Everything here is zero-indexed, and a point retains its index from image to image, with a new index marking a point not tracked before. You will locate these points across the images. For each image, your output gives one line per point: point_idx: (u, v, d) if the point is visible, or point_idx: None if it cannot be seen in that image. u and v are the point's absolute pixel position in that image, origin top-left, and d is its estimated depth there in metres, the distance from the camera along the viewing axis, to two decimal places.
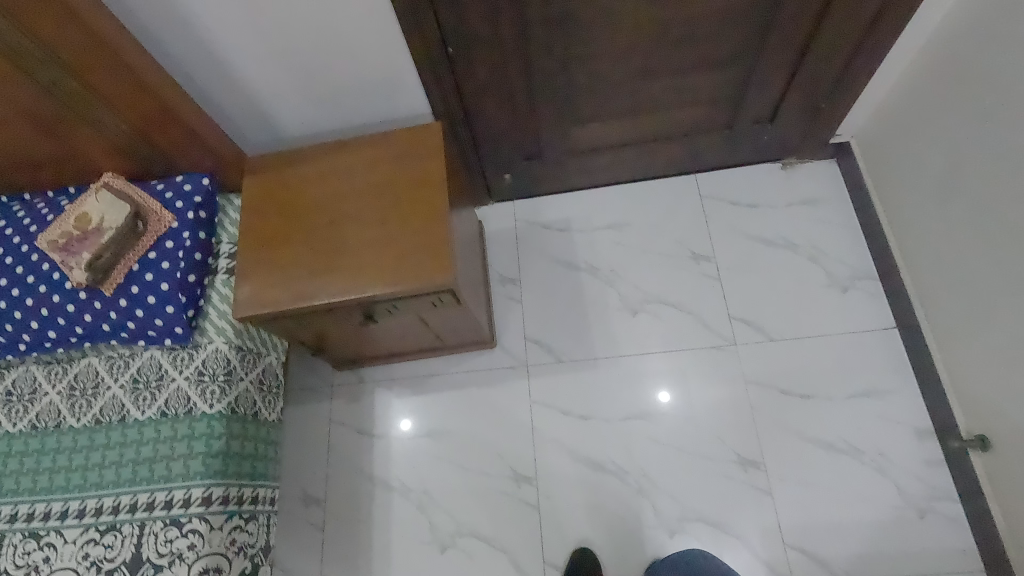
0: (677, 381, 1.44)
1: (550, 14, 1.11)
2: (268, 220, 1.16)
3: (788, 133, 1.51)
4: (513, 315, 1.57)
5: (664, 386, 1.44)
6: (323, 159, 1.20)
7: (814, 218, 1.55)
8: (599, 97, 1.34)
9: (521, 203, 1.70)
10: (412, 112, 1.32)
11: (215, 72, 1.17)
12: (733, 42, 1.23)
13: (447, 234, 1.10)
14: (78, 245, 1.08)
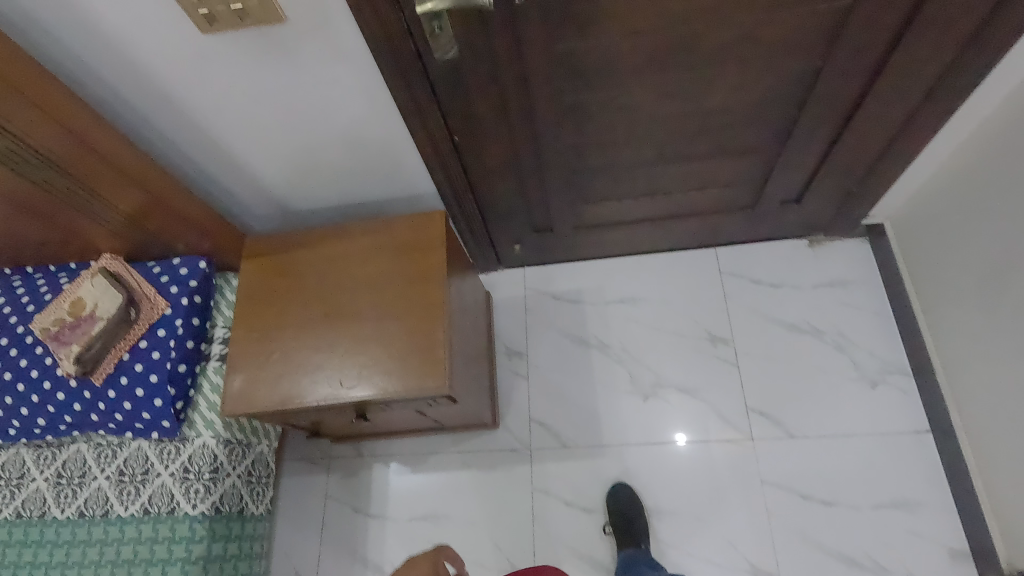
0: (697, 425, 1.40)
1: (564, 109, 1.05)
2: (263, 310, 1.13)
3: (816, 213, 1.43)
4: (518, 391, 1.51)
5: (681, 428, 1.40)
6: (322, 246, 1.16)
7: (841, 304, 1.45)
8: (613, 179, 1.27)
9: (532, 270, 1.64)
10: (418, 192, 1.27)
11: (215, 160, 1.13)
12: (759, 134, 1.15)
13: (444, 336, 1.05)
14: (69, 335, 1.06)
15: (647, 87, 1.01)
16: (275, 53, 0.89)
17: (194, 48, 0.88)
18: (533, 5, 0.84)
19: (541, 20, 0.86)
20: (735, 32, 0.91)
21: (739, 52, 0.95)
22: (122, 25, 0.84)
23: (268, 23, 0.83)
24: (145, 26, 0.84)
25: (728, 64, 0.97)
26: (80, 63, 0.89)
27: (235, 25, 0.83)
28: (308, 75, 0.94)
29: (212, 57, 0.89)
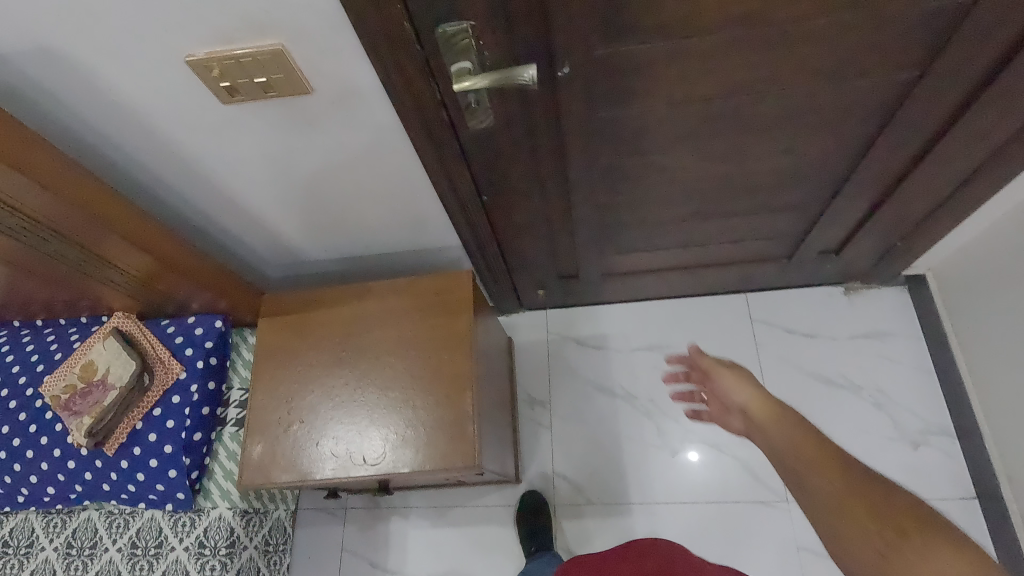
0: (710, 444, 1.39)
1: (600, 171, 1.00)
2: (281, 376, 1.08)
3: (854, 263, 1.37)
4: (541, 442, 1.46)
5: (694, 445, 1.39)
6: (342, 308, 1.11)
7: (879, 356, 1.40)
8: (646, 233, 1.22)
9: (554, 313, 1.58)
10: (442, 244, 1.22)
11: (233, 217, 1.08)
12: (803, 193, 1.09)
13: (472, 408, 0.99)
14: (81, 404, 1.01)
15: (690, 150, 0.95)
16: (299, 121, 0.84)
17: (214, 118, 0.82)
18: (577, 78, 0.78)
19: (584, 91, 0.80)
20: (790, 100, 0.85)
21: (793, 118, 0.88)
22: (137, 98, 0.79)
23: (293, 95, 0.78)
24: (163, 99, 0.79)
25: (779, 130, 0.91)
26: (93, 131, 0.84)
27: (258, 97, 0.78)
28: (334, 141, 0.89)
29: (233, 125, 0.84)
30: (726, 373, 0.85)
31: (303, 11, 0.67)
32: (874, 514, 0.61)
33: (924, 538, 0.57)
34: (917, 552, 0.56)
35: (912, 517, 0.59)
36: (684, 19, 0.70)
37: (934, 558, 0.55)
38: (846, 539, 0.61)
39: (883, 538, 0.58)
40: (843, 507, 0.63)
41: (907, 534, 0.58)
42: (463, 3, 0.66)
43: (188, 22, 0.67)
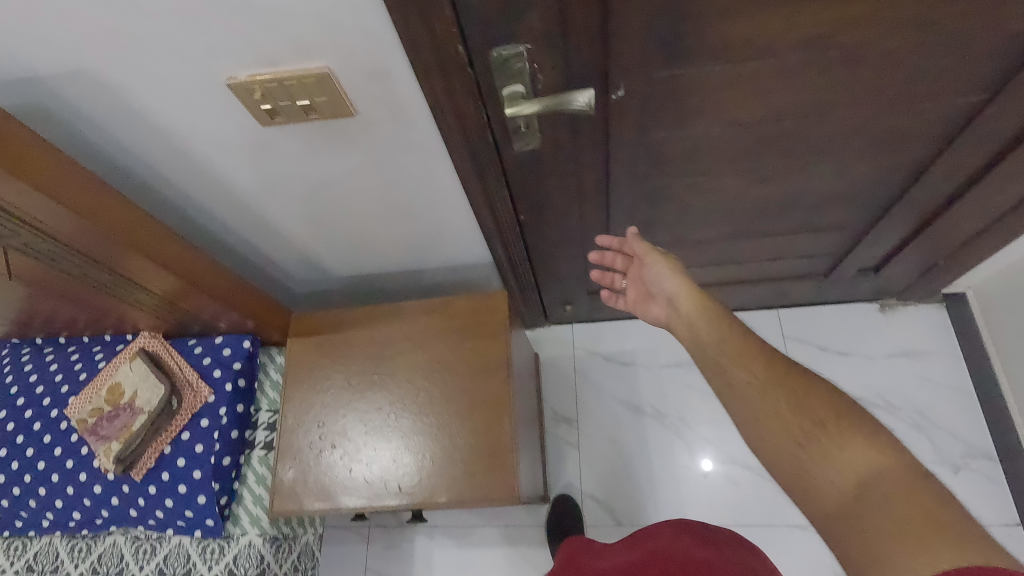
0: (722, 450, 1.38)
1: (643, 190, 0.97)
2: (313, 400, 1.05)
3: (893, 281, 1.33)
4: (568, 461, 1.43)
5: (706, 451, 1.39)
6: (374, 330, 1.08)
7: (917, 375, 1.36)
8: (683, 251, 1.19)
9: (580, 327, 1.56)
10: (473, 261, 1.19)
11: (263, 234, 1.06)
12: (849, 213, 1.06)
13: (509, 435, 0.97)
14: (108, 428, 0.99)
15: (738, 172, 0.92)
16: (339, 142, 0.81)
17: (251, 138, 0.80)
18: (631, 101, 0.75)
19: (636, 114, 0.77)
20: (849, 123, 0.81)
21: (849, 141, 0.85)
22: (174, 119, 0.76)
23: (336, 117, 0.75)
24: (201, 120, 0.76)
25: (833, 152, 0.87)
26: (126, 151, 0.81)
27: (299, 119, 0.75)
28: (372, 161, 0.86)
29: (270, 145, 0.81)
30: (660, 265, 0.84)
31: (353, 34, 0.63)
32: (796, 412, 0.66)
33: (844, 433, 0.62)
34: (836, 443, 0.62)
35: (828, 409, 0.65)
36: (751, 43, 0.67)
37: (850, 448, 0.61)
38: (771, 431, 0.66)
39: (806, 432, 0.64)
40: (770, 405, 0.67)
41: (828, 428, 0.64)
42: (521, 27, 0.63)
43: (232, 45, 0.65)
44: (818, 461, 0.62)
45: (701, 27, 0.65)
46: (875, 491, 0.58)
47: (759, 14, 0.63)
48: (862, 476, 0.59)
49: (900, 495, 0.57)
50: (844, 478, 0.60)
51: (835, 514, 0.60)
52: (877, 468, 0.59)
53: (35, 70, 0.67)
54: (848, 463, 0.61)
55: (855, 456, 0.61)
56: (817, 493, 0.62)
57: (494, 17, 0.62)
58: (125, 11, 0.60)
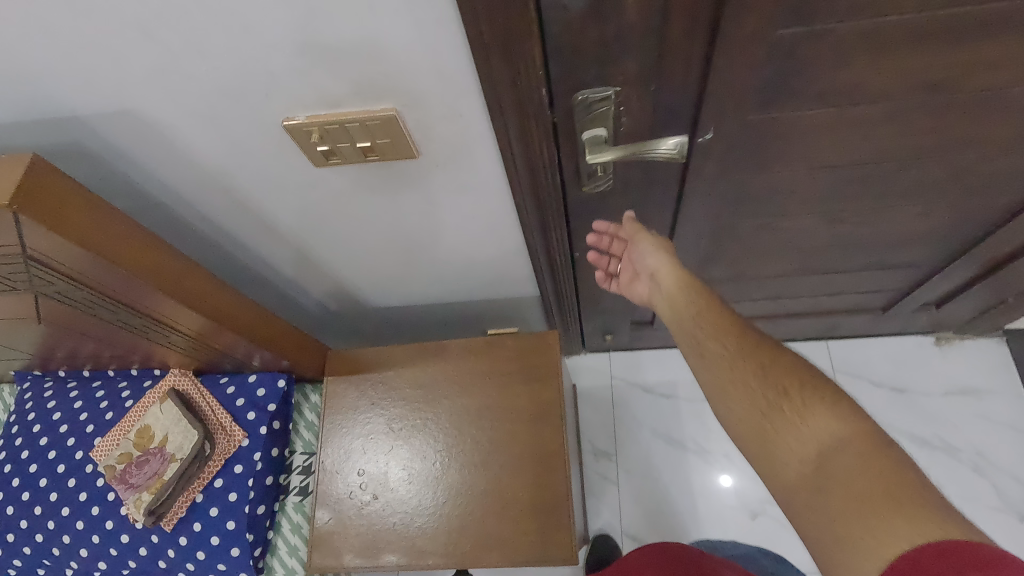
0: (740, 468, 1.34)
1: (709, 230, 0.91)
2: (353, 444, 0.99)
3: (953, 316, 1.27)
4: (608, 499, 1.37)
5: (724, 469, 1.35)
6: (417, 370, 1.02)
7: (976, 415, 1.30)
8: (739, 287, 1.13)
9: (617, 357, 1.50)
10: (518, 294, 1.14)
11: (300, 268, 1.00)
12: (924, 253, 0.99)
13: (565, 488, 0.91)
14: (138, 476, 0.94)
15: (817, 212, 0.85)
16: (395, 181, 0.75)
17: (301, 177, 0.74)
18: (718, 142, 0.69)
19: (720, 156, 0.71)
20: (947, 167, 0.75)
21: (942, 184, 0.79)
22: (221, 157, 0.70)
23: (396, 158, 0.69)
24: (250, 159, 0.70)
25: (925, 193, 0.81)
26: (165, 188, 0.76)
27: (356, 160, 0.69)
28: (427, 199, 0.81)
29: (320, 184, 0.76)
30: (642, 239, 0.75)
31: (426, 74, 0.58)
32: (762, 383, 0.58)
33: (806, 400, 0.55)
34: (797, 412, 0.55)
35: (792, 375, 0.57)
36: (863, 86, 0.60)
37: (812, 417, 0.54)
38: (733, 398, 0.59)
39: (768, 401, 0.56)
40: (731, 371, 0.60)
41: (790, 393, 0.56)
42: (613, 68, 0.57)
43: (290, 84, 0.59)
44: (779, 431, 0.55)
45: (812, 69, 0.58)
46: (837, 465, 0.51)
47: (880, 57, 0.57)
48: (823, 449, 0.52)
49: (862, 471, 0.50)
50: (805, 451, 0.53)
51: (796, 493, 0.53)
52: (840, 438, 0.52)
53: (74, 108, 0.61)
54: (808, 435, 0.54)
55: (816, 427, 0.53)
56: (779, 468, 0.55)
57: (585, 58, 0.56)
58: (177, 52, 0.54)
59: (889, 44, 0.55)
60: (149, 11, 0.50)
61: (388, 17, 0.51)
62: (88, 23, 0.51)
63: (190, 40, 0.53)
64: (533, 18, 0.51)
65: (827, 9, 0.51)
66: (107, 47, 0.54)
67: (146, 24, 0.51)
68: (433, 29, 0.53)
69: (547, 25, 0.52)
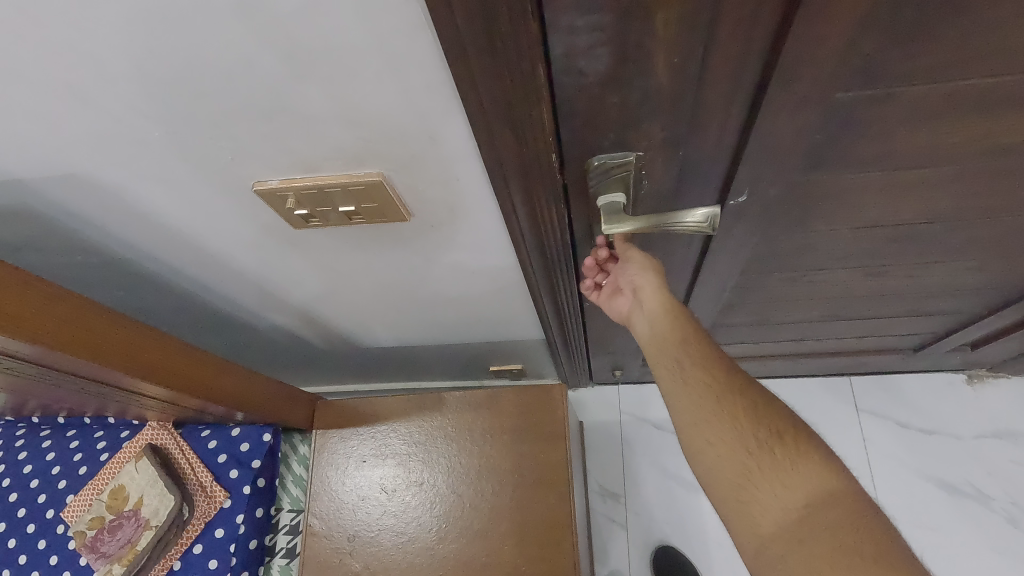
0: None
1: (733, 281, 0.82)
2: (344, 505, 0.92)
3: (988, 357, 1.18)
4: (616, 544, 1.29)
5: None
6: (415, 424, 0.94)
7: (1010, 461, 1.22)
8: (761, 331, 1.04)
9: (626, 390, 1.42)
10: (522, 336, 1.06)
11: (286, 314, 0.92)
12: (966, 304, 0.91)
13: (573, 562, 0.84)
14: (110, 544, 0.88)
15: (854, 266, 0.77)
16: (384, 237, 0.67)
17: (279, 234, 0.66)
18: (752, 205, 0.60)
19: (751, 217, 0.63)
20: (1007, 227, 0.66)
21: (999, 242, 0.70)
22: (188, 215, 0.62)
23: (384, 220, 0.62)
24: (220, 216, 0.63)
25: (978, 250, 0.72)
26: (127, 244, 0.68)
27: (340, 222, 0.61)
28: (420, 254, 0.72)
29: (301, 241, 0.68)
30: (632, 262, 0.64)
31: (417, 138, 0.50)
32: (749, 420, 0.52)
33: (800, 447, 0.50)
34: (787, 457, 0.50)
35: (785, 419, 0.52)
36: (921, 152, 0.52)
37: (803, 466, 0.49)
38: (717, 433, 0.52)
39: (756, 441, 0.51)
40: (720, 405, 0.53)
41: (782, 438, 0.51)
42: (634, 134, 0.48)
43: (260, 147, 0.51)
44: (765, 475, 0.50)
45: (866, 135, 0.50)
46: (826, 518, 0.47)
47: (952, 121, 0.48)
48: (813, 498, 0.48)
49: (853, 528, 0.46)
50: (791, 500, 0.48)
51: (773, 540, 0.48)
52: (831, 491, 0.48)
53: (11, 169, 0.53)
54: (797, 482, 0.49)
55: (807, 477, 0.49)
56: (757, 512, 0.49)
57: (602, 125, 0.47)
58: (126, 117, 0.47)
59: (964, 109, 0.46)
60: (87, 75, 0.43)
61: (368, 81, 0.43)
62: (17, 88, 0.44)
63: (139, 105, 0.46)
64: (543, 84, 0.42)
65: (894, 74, 0.43)
66: (41, 111, 0.46)
67: (83, 89, 0.44)
68: (423, 95, 0.45)
69: (558, 90, 0.44)
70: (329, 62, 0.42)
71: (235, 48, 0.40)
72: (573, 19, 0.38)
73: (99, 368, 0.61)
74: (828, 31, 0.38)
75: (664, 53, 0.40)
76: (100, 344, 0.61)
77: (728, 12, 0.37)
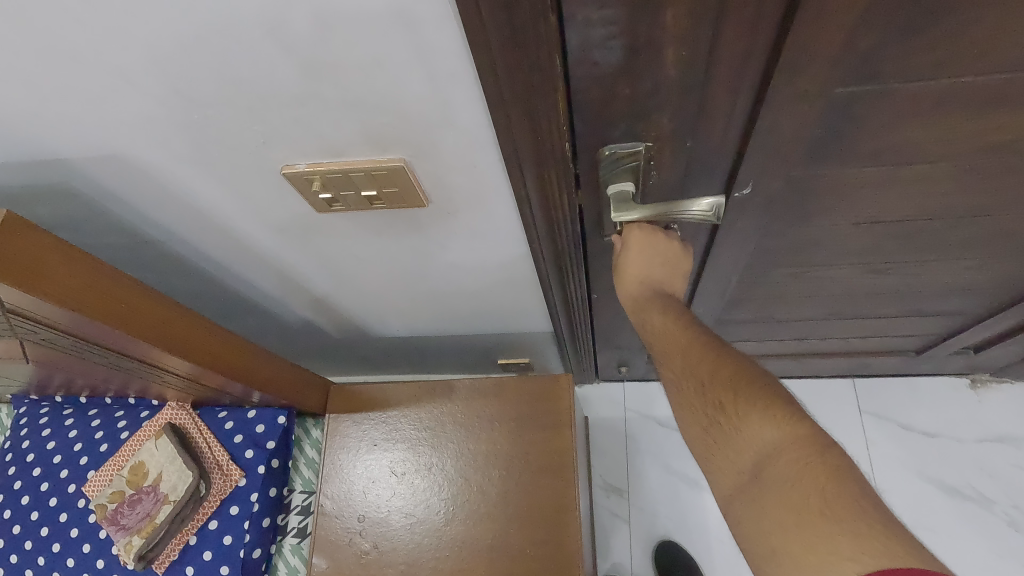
0: None
1: (739, 275, 0.84)
2: (355, 487, 0.94)
3: (991, 361, 1.19)
4: (618, 538, 1.31)
5: None
6: (424, 411, 0.97)
7: (1011, 464, 1.23)
8: (766, 328, 1.06)
9: (632, 388, 1.45)
10: (531, 329, 1.08)
11: (303, 300, 0.95)
12: (969, 304, 0.92)
13: (577, 545, 0.86)
14: (130, 517, 0.90)
15: (857, 263, 0.79)
16: (400, 223, 0.70)
17: (302, 219, 0.70)
18: (756, 198, 0.62)
19: (757, 210, 0.65)
20: (1004, 226, 0.69)
21: (999, 241, 0.72)
22: (217, 199, 0.66)
23: (403, 206, 0.65)
24: (246, 200, 0.66)
25: (978, 248, 0.74)
26: (156, 225, 0.71)
27: (362, 207, 0.65)
28: (436, 243, 0.75)
29: (323, 226, 0.71)
30: (660, 241, 0.64)
31: (438, 125, 0.53)
32: (703, 392, 0.52)
33: (742, 409, 0.48)
34: (735, 420, 0.49)
35: (730, 385, 0.51)
36: (920, 148, 0.54)
37: (747, 425, 0.48)
38: (680, 414, 0.54)
39: (707, 412, 0.51)
40: (677, 387, 0.54)
41: (729, 404, 0.50)
42: (645, 124, 0.51)
43: (290, 132, 0.54)
44: (719, 443, 0.49)
45: (864, 131, 0.53)
46: (773, 476, 0.45)
47: (948, 118, 0.50)
48: (759, 458, 0.46)
49: (797, 482, 0.44)
50: (742, 463, 0.47)
51: (733, 505, 0.47)
52: (775, 447, 0.46)
53: (57, 149, 0.57)
54: (743, 444, 0.48)
55: (753, 438, 0.47)
56: (720, 481, 0.49)
57: (613, 116, 0.50)
58: (168, 101, 0.51)
59: (959, 107, 0.49)
60: (133, 59, 0.46)
61: (395, 70, 0.46)
62: (70, 71, 0.47)
63: (179, 89, 0.49)
64: (559, 75, 0.45)
65: (890, 72, 0.45)
66: (90, 94, 0.50)
67: (131, 73, 0.48)
68: (447, 85, 0.48)
69: (573, 81, 0.47)
70: (358, 49, 0.45)
71: (274, 37, 0.44)
72: (588, 13, 0.41)
73: (124, 336, 0.64)
74: (828, 29, 0.41)
75: (674, 47, 0.43)
76: (127, 317, 0.63)
77: (734, 9, 0.40)
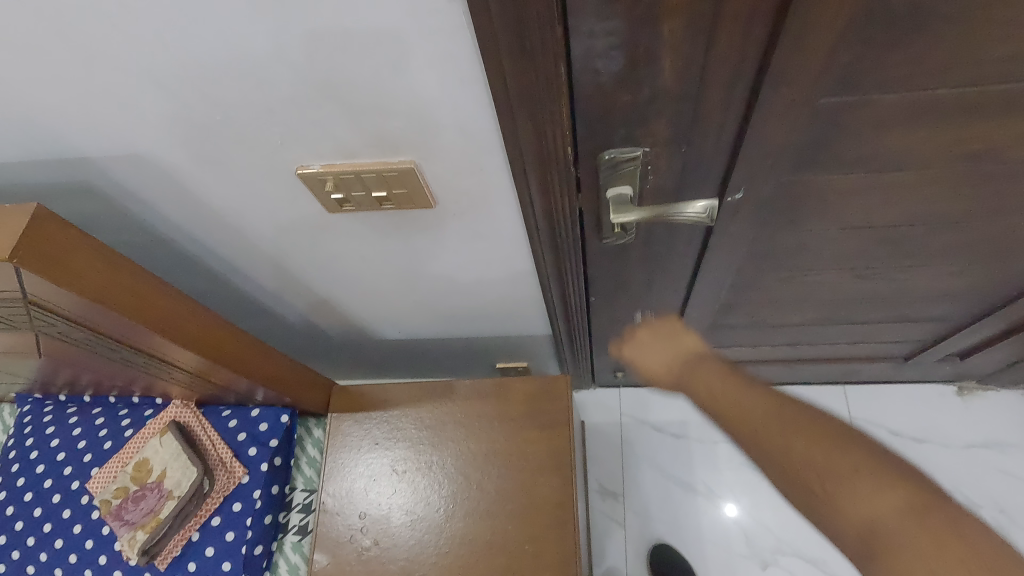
0: (746, 491, 1.33)
1: (733, 280, 0.87)
2: (356, 485, 0.96)
3: (976, 368, 1.23)
4: (614, 541, 1.33)
5: (730, 493, 1.33)
6: (425, 411, 0.99)
7: (998, 469, 1.26)
8: (759, 333, 1.09)
9: (627, 394, 1.47)
10: (530, 332, 1.11)
11: (308, 301, 0.98)
12: (954, 309, 0.96)
13: (574, 542, 0.88)
14: (133, 513, 0.91)
15: (844, 267, 0.82)
16: (407, 224, 0.73)
17: (312, 219, 0.72)
18: (749, 202, 0.65)
19: (749, 214, 0.68)
20: (984, 232, 0.72)
21: (980, 247, 0.75)
22: (230, 199, 0.68)
23: (411, 207, 0.68)
24: (260, 200, 0.68)
25: (959, 254, 0.77)
26: (171, 224, 0.74)
27: (371, 207, 0.67)
28: (439, 245, 0.78)
29: (332, 226, 0.74)
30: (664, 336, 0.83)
31: (448, 129, 0.56)
32: (799, 464, 0.56)
33: (841, 484, 0.53)
34: (835, 491, 0.53)
35: (822, 461, 0.55)
36: (902, 154, 0.58)
37: (850, 497, 0.52)
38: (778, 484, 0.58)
39: (805, 482, 0.55)
40: (770, 463, 0.59)
41: (826, 481, 0.54)
42: (643, 130, 0.54)
43: (307, 134, 0.57)
44: (826, 513, 0.54)
45: (848, 139, 0.56)
46: (885, 540, 0.49)
47: (926, 127, 0.54)
48: (866, 528, 0.51)
49: (909, 547, 0.48)
50: (853, 528, 0.52)
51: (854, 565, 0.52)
52: (877, 516, 0.50)
53: (82, 148, 0.60)
54: (850, 515, 0.52)
55: (856, 508, 0.51)
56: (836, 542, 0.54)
57: (614, 120, 0.53)
58: (193, 103, 0.53)
59: (937, 116, 0.52)
60: (163, 63, 0.49)
61: (410, 76, 0.49)
62: (101, 73, 0.50)
63: (204, 92, 0.52)
64: (564, 82, 0.48)
65: (871, 82, 0.49)
66: (119, 96, 0.53)
67: (160, 76, 0.50)
68: (458, 90, 0.51)
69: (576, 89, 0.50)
70: (376, 56, 0.48)
71: (299, 43, 0.47)
72: (592, 24, 0.44)
73: (139, 328, 0.66)
74: (812, 42, 0.45)
75: (670, 57, 0.46)
76: (142, 310, 0.66)
77: (726, 22, 0.43)
